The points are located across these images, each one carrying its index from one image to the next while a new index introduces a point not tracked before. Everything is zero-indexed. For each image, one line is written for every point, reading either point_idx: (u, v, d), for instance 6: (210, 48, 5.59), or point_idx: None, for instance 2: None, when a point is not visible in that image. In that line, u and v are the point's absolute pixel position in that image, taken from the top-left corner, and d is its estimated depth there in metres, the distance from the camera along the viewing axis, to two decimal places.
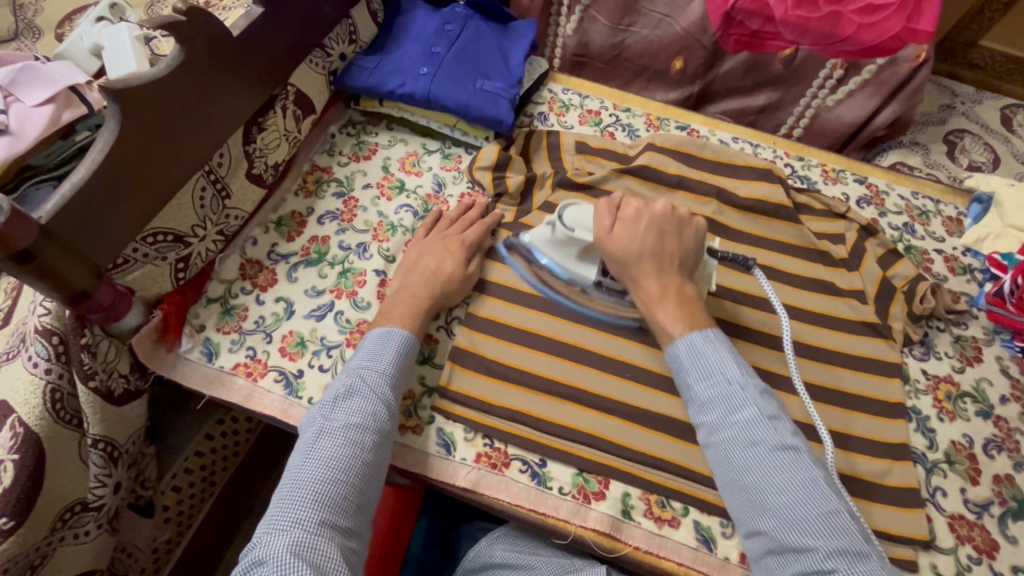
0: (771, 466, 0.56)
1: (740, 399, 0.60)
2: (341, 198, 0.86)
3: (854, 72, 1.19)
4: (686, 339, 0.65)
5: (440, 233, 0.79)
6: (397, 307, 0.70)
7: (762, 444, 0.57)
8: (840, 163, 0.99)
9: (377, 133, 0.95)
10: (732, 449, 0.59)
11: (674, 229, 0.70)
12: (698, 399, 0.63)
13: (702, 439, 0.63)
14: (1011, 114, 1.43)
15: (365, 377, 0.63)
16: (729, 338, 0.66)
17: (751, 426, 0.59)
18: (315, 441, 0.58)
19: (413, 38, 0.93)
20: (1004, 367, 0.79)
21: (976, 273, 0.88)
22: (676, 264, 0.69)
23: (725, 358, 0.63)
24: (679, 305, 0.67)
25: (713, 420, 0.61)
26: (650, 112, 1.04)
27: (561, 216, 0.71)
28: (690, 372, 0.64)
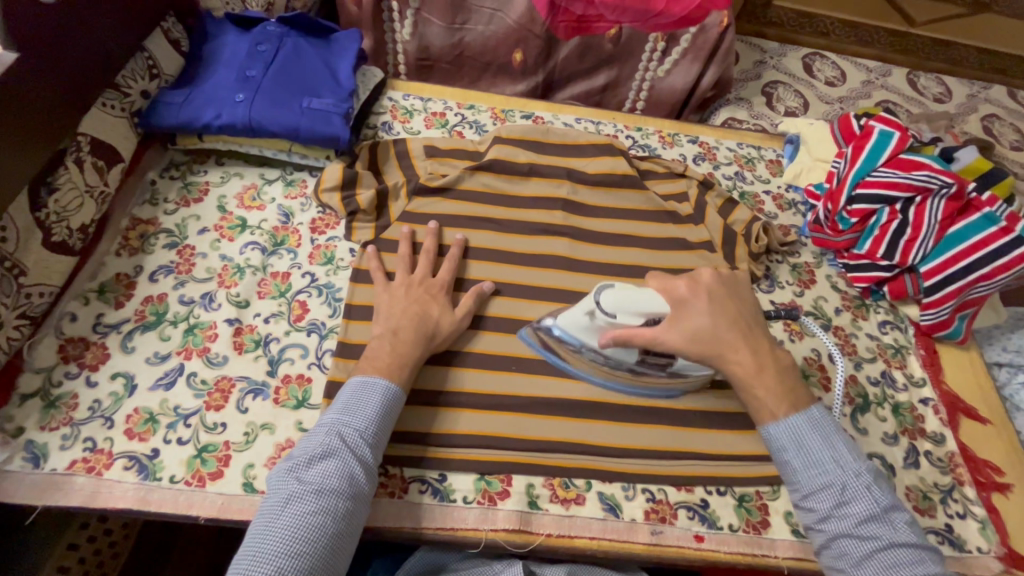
0: (885, 562, 0.56)
1: (851, 488, 0.60)
2: (174, 248, 0.78)
3: (674, 43, 1.30)
4: (787, 425, 0.64)
5: (413, 276, 0.74)
6: (383, 350, 0.66)
7: (878, 538, 0.57)
8: (673, 128, 1.07)
9: (206, 171, 0.87)
10: (844, 542, 0.59)
11: (727, 293, 0.71)
12: (805, 489, 0.62)
13: (809, 524, 0.62)
14: (811, 62, 1.62)
15: (344, 434, 0.58)
16: (832, 421, 0.65)
17: (867, 520, 0.58)
18: (284, 507, 0.53)
19: (224, 64, 0.86)
20: (833, 284, 0.90)
21: (799, 206, 0.99)
22: (747, 322, 0.70)
23: (833, 444, 0.63)
24: (779, 379, 0.66)
25: (824, 510, 0.60)
26: (494, 106, 1.05)
27: (599, 301, 0.65)
28: (795, 458, 0.63)
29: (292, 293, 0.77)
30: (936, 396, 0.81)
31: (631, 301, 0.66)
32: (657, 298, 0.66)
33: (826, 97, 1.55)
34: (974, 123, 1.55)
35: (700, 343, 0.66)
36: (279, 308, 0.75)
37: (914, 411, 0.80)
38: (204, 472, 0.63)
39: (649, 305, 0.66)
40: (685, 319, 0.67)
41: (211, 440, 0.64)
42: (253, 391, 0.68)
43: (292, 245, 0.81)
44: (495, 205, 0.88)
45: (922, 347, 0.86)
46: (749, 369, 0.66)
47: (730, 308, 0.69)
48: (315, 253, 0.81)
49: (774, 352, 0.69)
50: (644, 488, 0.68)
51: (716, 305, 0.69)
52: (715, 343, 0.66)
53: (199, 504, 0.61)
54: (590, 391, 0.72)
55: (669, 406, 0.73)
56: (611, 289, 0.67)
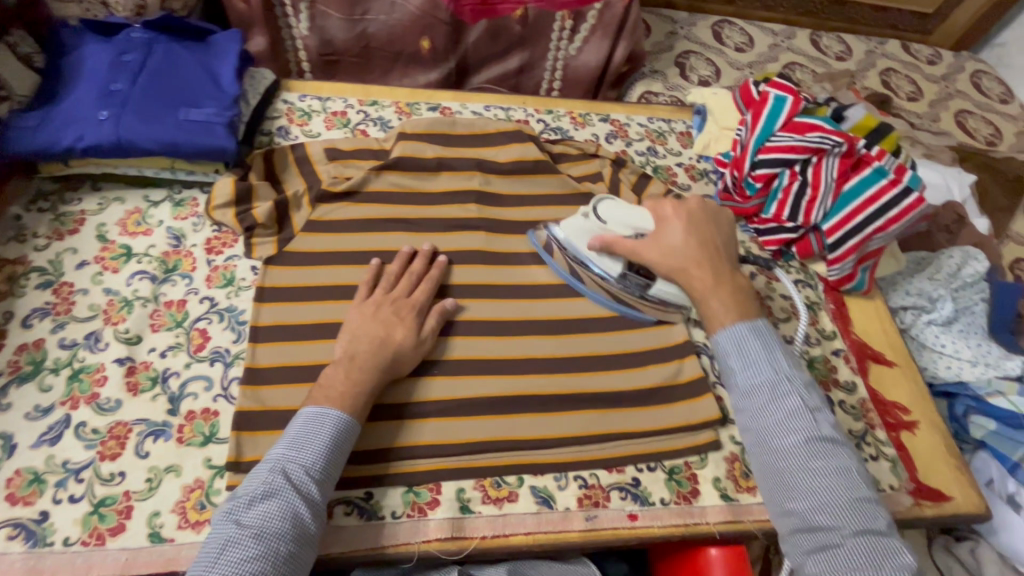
0: (807, 453, 0.58)
1: (785, 390, 0.62)
2: (49, 288, 0.71)
3: (582, 20, 1.28)
4: (734, 333, 0.66)
5: (386, 295, 0.70)
6: (337, 379, 0.62)
7: (800, 433, 0.59)
8: (584, 108, 1.06)
9: (80, 199, 0.79)
10: (771, 436, 0.61)
11: (705, 220, 0.75)
12: (742, 388, 0.64)
13: (742, 422, 0.64)
14: (721, 30, 1.65)
15: (288, 471, 0.55)
16: (775, 335, 0.66)
17: (794, 417, 0.60)
18: (219, 553, 0.50)
19: (84, 78, 0.79)
20: (747, 249, 0.92)
21: (710, 175, 1.01)
22: (717, 248, 0.73)
23: (772, 353, 0.64)
24: (733, 294, 0.69)
25: (756, 406, 0.62)
26: (398, 100, 1.00)
27: (596, 207, 0.78)
28: (736, 364, 0.65)
29: (190, 321, 0.72)
30: (846, 346, 0.86)
31: (622, 214, 0.77)
32: (645, 215, 0.76)
33: (736, 63, 1.58)
34: (873, 78, 1.62)
35: (671, 257, 0.72)
36: (176, 339, 0.70)
37: (828, 363, 0.83)
38: (103, 529, 0.58)
39: (639, 219, 0.76)
40: (662, 236, 0.74)
41: (108, 492, 0.60)
42: (153, 433, 0.63)
43: (186, 269, 0.76)
44: (406, 204, 0.84)
45: (832, 302, 0.89)
46: (706, 283, 0.70)
47: (703, 231, 0.74)
48: (213, 275, 0.76)
49: (735, 277, 0.71)
50: (577, 475, 0.68)
51: (693, 227, 0.74)
52: (682, 259, 0.71)
53: (99, 564, 0.56)
54: (516, 385, 0.71)
55: (595, 390, 0.72)
56: (611, 202, 0.79)
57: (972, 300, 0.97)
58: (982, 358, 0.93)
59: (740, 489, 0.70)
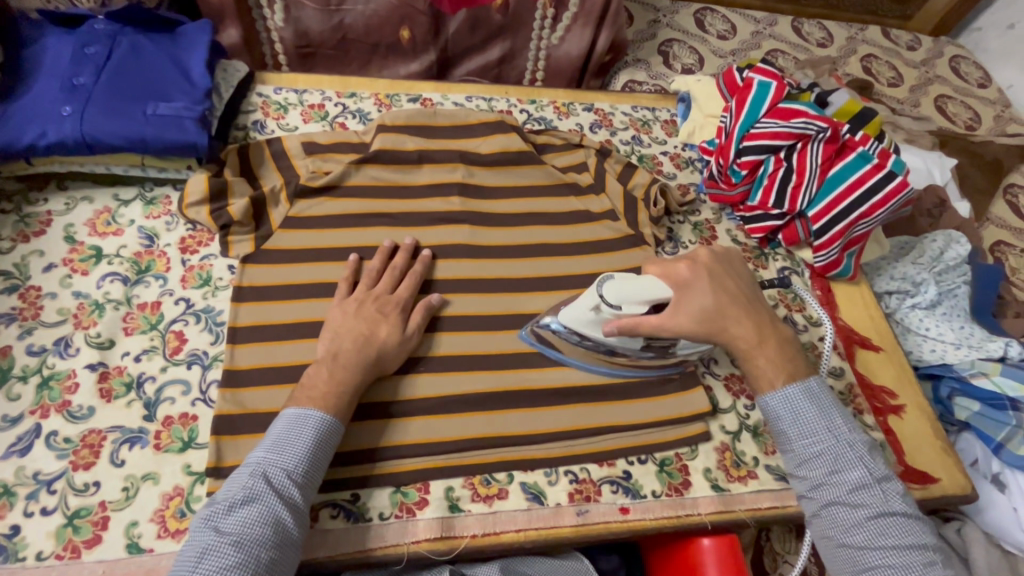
0: (875, 529, 0.57)
1: (847, 459, 0.61)
2: (15, 292, 0.68)
3: (563, 8, 1.26)
4: (786, 395, 0.64)
5: (368, 291, 0.69)
6: (320, 378, 0.60)
7: (867, 507, 0.58)
8: (567, 97, 1.05)
9: (46, 199, 0.76)
10: (834, 509, 0.59)
11: (723, 270, 0.70)
12: (799, 455, 0.63)
13: (800, 490, 0.63)
14: (703, 17, 1.64)
15: (269, 475, 0.54)
16: (829, 393, 0.65)
17: (859, 489, 0.59)
18: (197, 562, 0.48)
19: (45, 73, 0.75)
20: (733, 237, 0.92)
21: (696, 163, 1.00)
22: (746, 297, 0.69)
23: (830, 417, 0.63)
24: (780, 350, 0.67)
25: (816, 476, 0.61)
26: (378, 92, 0.98)
27: (602, 296, 0.64)
28: (791, 429, 0.64)
29: (165, 324, 0.69)
30: (833, 332, 0.86)
31: (633, 292, 0.64)
32: (660, 285, 0.65)
33: (719, 51, 1.57)
34: (855, 65, 1.63)
35: (708, 321, 0.66)
36: (151, 343, 0.68)
37: (815, 349, 0.83)
38: (78, 541, 0.56)
39: (654, 291, 0.65)
40: (688, 301, 0.66)
41: (83, 503, 0.57)
42: (128, 440, 0.61)
43: (160, 269, 0.73)
44: (387, 198, 0.83)
45: (819, 288, 0.90)
46: (750, 340, 0.67)
47: (728, 284, 0.69)
48: (188, 276, 0.73)
49: (773, 325, 0.68)
50: (567, 469, 0.67)
51: (717, 285, 0.68)
52: (720, 319, 0.66)
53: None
54: (504, 381, 0.70)
55: (585, 384, 0.72)
56: (611, 280, 0.65)
57: (954, 283, 0.98)
58: (965, 340, 0.93)
59: (731, 478, 0.70)
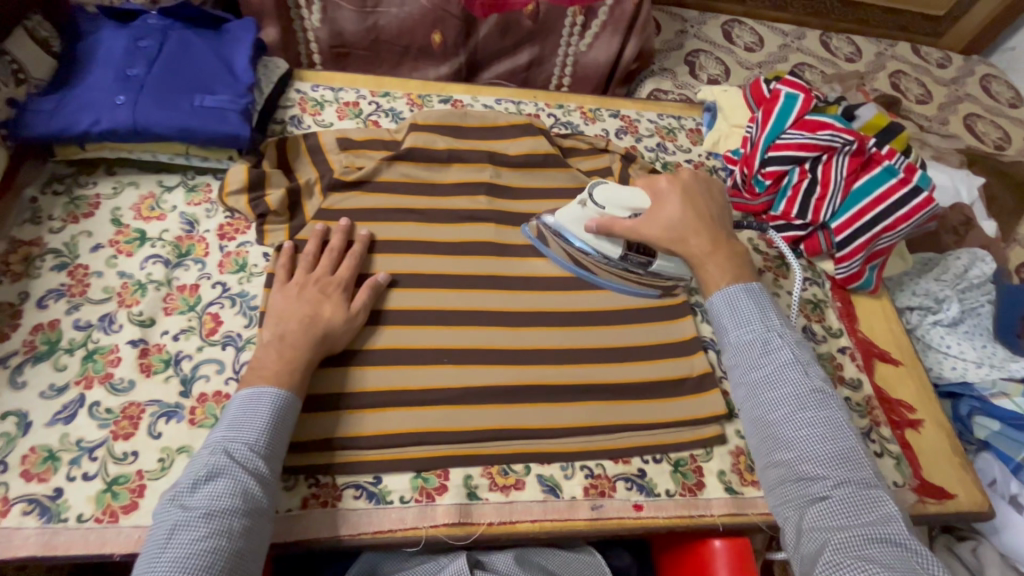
0: (797, 404, 0.59)
1: (775, 343, 0.63)
2: (64, 269, 0.72)
3: (593, 16, 1.28)
4: (727, 294, 0.68)
5: (309, 275, 0.71)
6: (269, 359, 0.63)
7: (790, 385, 0.60)
8: (594, 103, 1.06)
9: (95, 183, 0.80)
10: (760, 387, 0.62)
11: (700, 189, 0.76)
12: (734, 345, 0.65)
13: (733, 377, 0.65)
14: (731, 29, 1.65)
15: (230, 451, 0.56)
16: (770, 297, 0.68)
17: (784, 368, 0.62)
18: (168, 538, 0.50)
19: (100, 63, 0.79)
20: (755, 246, 0.93)
21: (719, 172, 1.01)
22: (714, 219, 0.74)
23: (764, 311, 0.66)
24: (732, 261, 0.71)
25: (747, 360, 0.64)
26: (410, 92, 1.01)
27: (592, 193, 0.77)
28: (728, 321, 0.66)
29: (202, 306, 0.73)
30: (852, 343, 0.86)
31: (619, 196, 0.76)
32: (641, 195, 0.76)
33: (745, 63, 1.58)
34: (882, 80, 1.62)
35: (671, 230, 0.73)
36: (189, 323, 0.71)
37: (834, 360, 0.84)
38: (116, 507, 0.59)
39: (635, 199, 0.76)
40: (658, 212, 0.74)
41: (122, 471, 0.60)
42: (165, 414, 0.64)
43: (199, 254, 0.76)
44: (417, 194, 0.85)
45: (839, 300, 0.90)
46: (704, 249, 0.71)
47: (700, 203, 0.75)
48: (225, 261, 0.76)
49: (733, 244, 0.73)
50: (583, 464, 0.69)
51: (689, 200, 0.74)
52: (680, 229, 0.72)
53: (113, 541, 0.57)
54: (524, 375, 0.72)
55: (603, 383, 0.73)
56: (603, 185, 0.78)
57: (976, 302, 0.98)
58: (987, 359, 0.93)
59: (745, 483, 0.71)
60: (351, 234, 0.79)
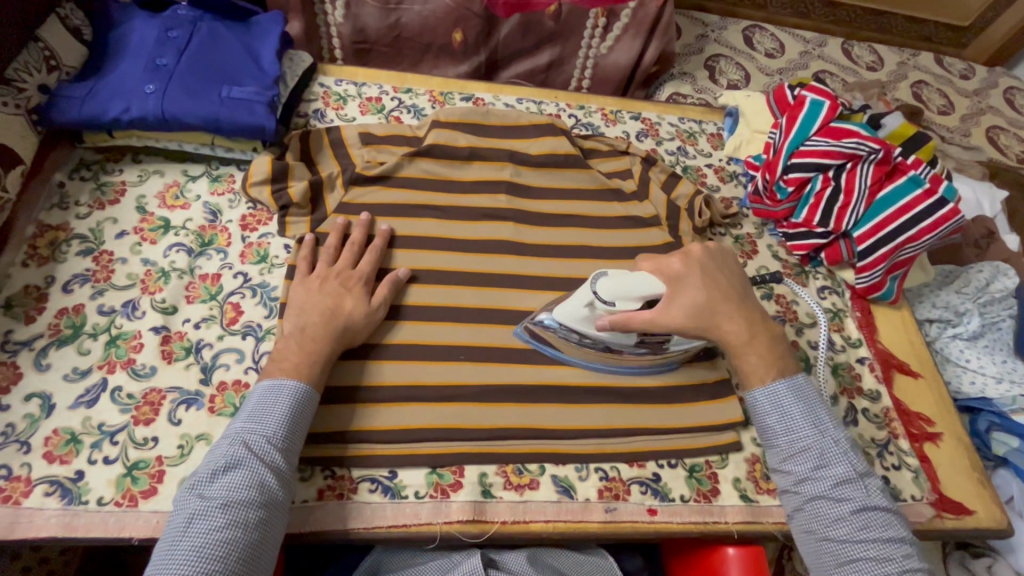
0: (858, 523, 0.59)
1: (829, 454, 0.62)
2: (90, 255, 0.73)
3: (615, 19, 1.28)
4: (773, 391, 0.66)
5: (330, 268, 0.71)
6: (290, 351, 0.63)
7: (849, 502, 0.60)
8: (615, 105, 1.06)
9: (122, 170, 0.81)
10: (818, 501, 0.61)
11: (716, 266, 0.71)
12: (785, 452, 0.64)
13: (784, 484, 0.64)
14: (752, 34, 1.64)
15: (249, 442, 0.56)
16: (815, 392, 0.67)
17: (843, 483, 0.61)
18: (186, 527, 0.50)
19: (131, 52, 0.80)
20: (774, 252, 0.92)
21: (740, 177, 1.01)
22: (739, 296, 0.70)
23: (815, 414, 0.65)
24: (769, 346, 0.68)
25: (803, 471, 0.62)
26: (432, 89, 1.01)
27: (597, 291, 0.67)
28: (776, 422, 0.65)
29: (224, 295, 0.73)
30: (871, 354, 0.85)
31: (624, 286, 0.67)
32: (650, 280, 0.67)
33: (766, 69, 1.57)
34: (904, 90, 1.60)
35: (697, 316, 0.67)
36: (210, 312, 0.71)
37: (852, 370, 0.83)
38: (135, 491, 0.59)
39: (644, 285, 0.67)
40: (677, 298, 0.67)
41: (142, 456, 0.61)
42: (185, 401, 0.65)
43: (221, 244, 0.77)
44: (437, 191, 0.85)
45: (859, 309, 0.89)
46: (741, 337, 0.68)
47: (722, 282, 0.70)
48: (247, 252, 0.77)
49: (767, 326, 0.69)
50: (597, 467, 0.68)
51: (709, 280, 0.69)
52: (710, 315, 0.67)
53: (131, 525, 0.58)
54: (540, 375, 0.72)
55: (620, 385, 0.73)
56: (604, 277, 0.68)
57: (998, 316, 0.96)
58: (1007, 375, 0.93)
59: (760, 491, 0.70)
60: (372, 228, 0.79)
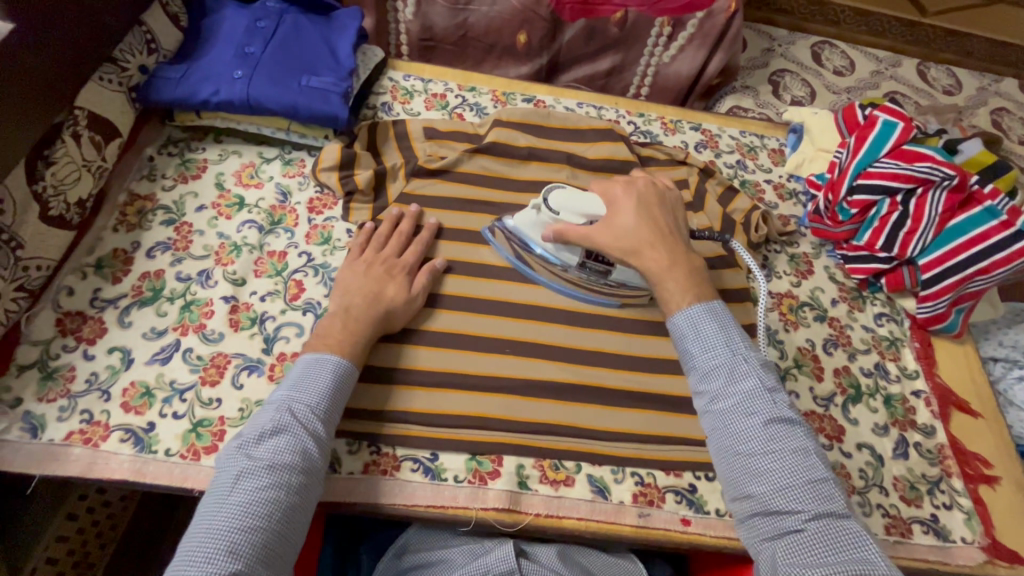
0: (767, 436, 0.56)
1: (740, 370, 0.60)
2: (171, 225, 0.79)
3: (681, 28, 1.28)
4: (691, 314, 0.64)
5: (377, 254, 0.74)
6: (334, 328, 0.66)
7: (759, 415, 0.58)
8: (676, 114, 1.06)
9: (205, 148, 0.87)
10: (730, 418, 0.59)
11: (658, 203, 0.73)
12: (701, 369, 0.63)
13: (701, 407, 0.62)
14: (820, 51, 1.59)
15: (294, 411, 0.59)
16: (734, 317, 0.65)
17: (751, 395, 0.59)
18: (233, 484, 0.53)
19: (223, 40, 0.86)
20: (831, 274, 0.89)
21: (800, 195, 0.99)
22: (671, 232, 0.71)
23: (729, 332, 0.63)
24: (688, 275, 0.67)
25: (717, 388, 0.61)
26: (495, 88, 1.04)
27: (546, 199, 0.73)
28: (693, 345, 0.63)
29: (289, 272, 0.77)
30: (928, 388, 0.82)
31: (574, 202, 0.72)
32: (598, 200, 0.72)
33: (833, 87, 1.52)
34: (983, 117, 1.52)
35: (623, 239, 0.69)
36: (275, 286, 0.76)
37: (906, 402, 0.80)
38: (199, 447, 0.64)
39: (589, 204, 0.71)
40: (613, 220, 0.70)
41: (207, 415, 0.65)
42: (248, 367, 0.69)
43: (289, 224, 0.81)
44: (494, 188, 0.87)
45: (917, 340, 0.85)
46: (661, 264, 0.67)
47: (657, 215, 0.71)
48: (312, 233, 0.81)
49: (692, 258, 0.69)
50: (633, 471, 0.69)
51: (645, 211, 0.71)
52: (636, 241, 0.68)
53: (194, 477, 0.62)
54: (583, 375, 0.73)
55: (661, 393, 0.73)
56: (561, 190, 0.74)
57: None
58: None
59: None
60: (420, 220, 0.81)
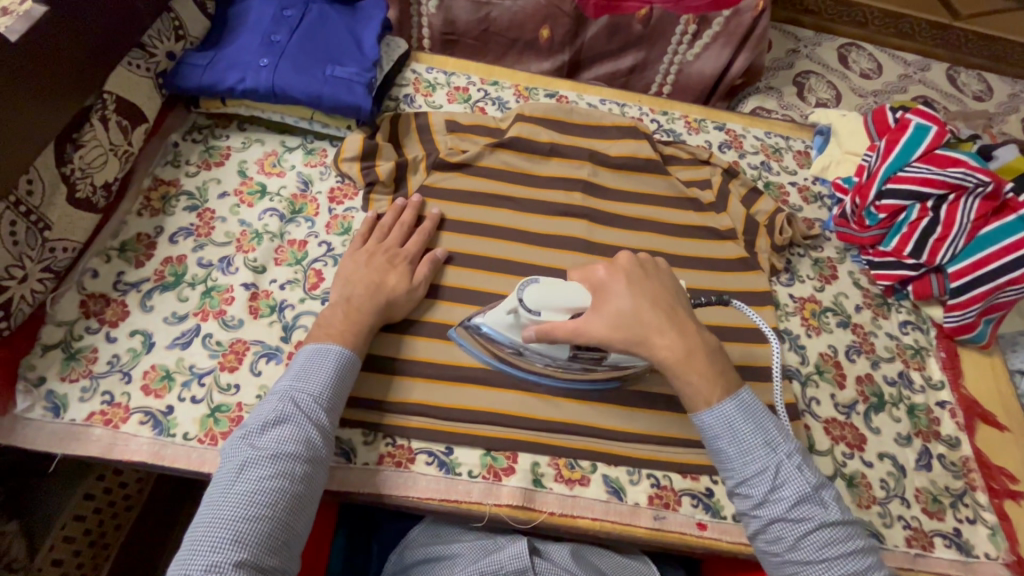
0: (821, 543, 0.55)
1: (783, 471, 0.57)
2: (194, 211, 0.79)
3: (706, 26, 1.26)
4: (720, 413, 0.59)
5: (379, 244, 0.74)
6: (336, 318, 0.66)
7: (812, 521, 0.55)
8: (700, 113, 1.04)
9: (228, 136, 0.87)
10: (778, 527, 0.56)
11: (647, 277, 0.65)
12: (739, 475, 0.58)
13: (741, 509, 0.59)
14: (848, 52, 1.56)
15: (297, 400, 0.59)
16: (760, 402, 0.61)
17: (799, 502, 0.56)
18: (238, 473, 0.53)
19: (250, 29, 0.86)
20: (856, 280, 0.88)
21: (825, 199, 0.97)
22: (671, 307, 0.63)
23: (761, 424, 0.59)
24: (710, 362, 0.61)
25: (759, 496, 0.57)
26: (517, 83, 1.03)
27: (522, 298, 0.62)
28: (729, 446, 0.59)
29: (308, 261, 0.77)
30: (953, 399, 0.80)
31: (553, 299, 0.61)
32: (580, 291, 0.62)
33: (860, 89, 1.49)
34: (1014, 124, 1.49)
35: (624, 328, 0.60)
36: (294, 275, 0.76)
37: (930, 413, 0.78)
38: (217, 431, 0.64)
39: (572, 299, 0.61)
40: (606, 304, 0.62)
41: (225, 400, 0.66)
42: (266, 354, 0.69)
43: (310, 213, 0.82)
44: (514, 183, 0.86)
45: (944, 350, 0.84)
46: (677, 355, 0.60)
47: (650, 290, 0.63)
48: (332, 223, 0.81)
49: (703, 336, 0.62)
50: (649, 473, 0.68)
51: (638, 289, 0.63)
52: (641, 330, 0.61)
53: (211, 462, 0.62)
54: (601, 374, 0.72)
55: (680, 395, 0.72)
56: (535, 284, 0.63)
57: None
58: None
59: None
60: (421, 211, 0.81)
